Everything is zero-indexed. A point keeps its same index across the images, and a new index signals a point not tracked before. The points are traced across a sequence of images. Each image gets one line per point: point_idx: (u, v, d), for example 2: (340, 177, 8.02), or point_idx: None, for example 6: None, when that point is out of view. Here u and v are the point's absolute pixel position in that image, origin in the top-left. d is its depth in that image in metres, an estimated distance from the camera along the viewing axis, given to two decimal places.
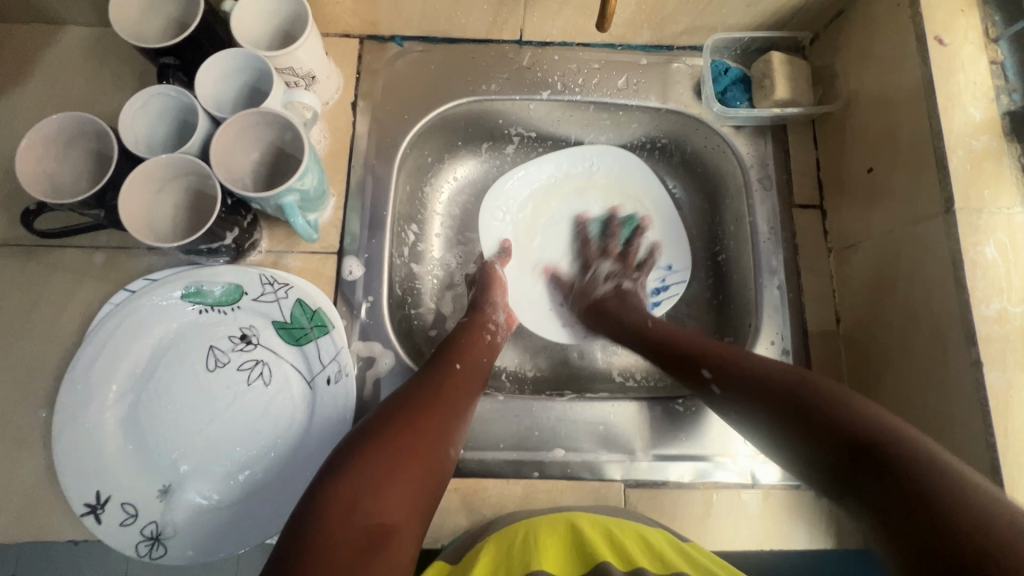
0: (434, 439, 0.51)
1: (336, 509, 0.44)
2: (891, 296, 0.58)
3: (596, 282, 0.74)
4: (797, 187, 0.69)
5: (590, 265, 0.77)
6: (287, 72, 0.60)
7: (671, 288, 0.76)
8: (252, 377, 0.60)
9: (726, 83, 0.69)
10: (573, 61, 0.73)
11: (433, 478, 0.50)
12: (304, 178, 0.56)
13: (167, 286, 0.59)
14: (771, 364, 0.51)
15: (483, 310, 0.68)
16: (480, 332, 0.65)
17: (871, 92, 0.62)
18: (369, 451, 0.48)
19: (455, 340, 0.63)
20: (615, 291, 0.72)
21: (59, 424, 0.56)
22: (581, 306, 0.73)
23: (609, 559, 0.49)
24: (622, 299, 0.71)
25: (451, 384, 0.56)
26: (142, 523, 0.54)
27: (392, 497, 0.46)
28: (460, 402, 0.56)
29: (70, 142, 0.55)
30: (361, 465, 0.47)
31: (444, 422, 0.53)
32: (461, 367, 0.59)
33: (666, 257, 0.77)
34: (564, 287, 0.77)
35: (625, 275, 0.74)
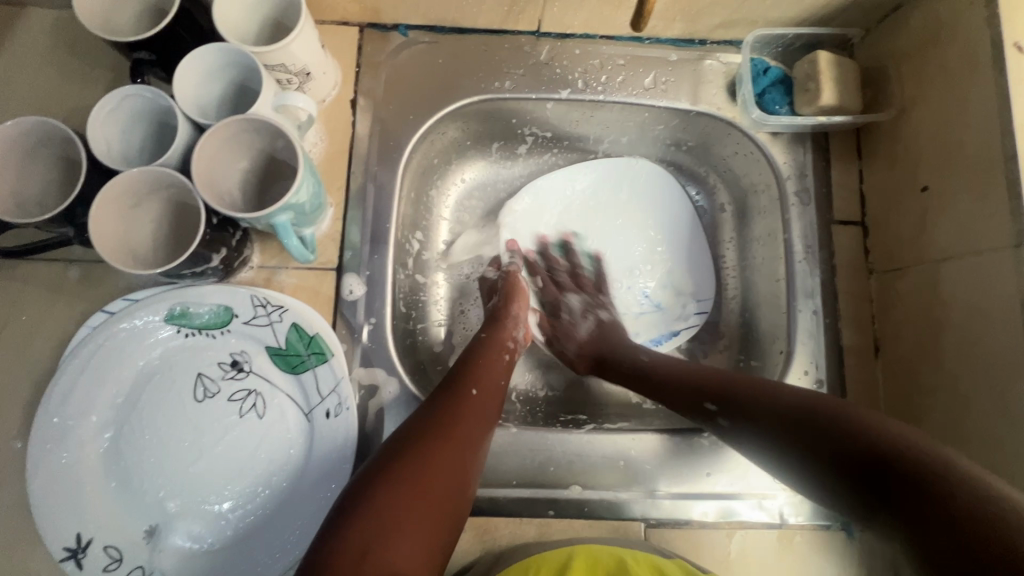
0: (454, 471, 0.45)
1: (347, 554, 0.38)
2: (944, 331, 0.54)
3: (576, 320, 0.68)
4: (838, 201, 0.64)
5: (559, 301, 0.70)
6: (278, 69, 0.54)
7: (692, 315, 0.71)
8: (244, 409, 0.55)
9: (765, 84, 0.63)
10: (596, 55, 0.66)
11: (452, 516, 0.44)
12: (300, 192, 0.50)
13: (149, 308, 0.54)
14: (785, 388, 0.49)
15: (504, 325, 0.61)
16: (499, 351, 0.57)
17: (931, 102, 0.56)
18: (377, 493, 0.41)
19: (473, 359, 0.55)
20: (597, 330, 0.67)
21: (33, 461, 0.51)
22: (570, 353, 0.67)
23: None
24: (607, 336, 0.66)
25: (466, 410, 0.49)
26: (127, 568, 0.50)
27: (409, 539, 0.40)
28: (480, 428, 0.49)
29: (34, 149, 0.49)
30: (377, 502, 0.41)
31: (464, 452, 0.46)
32: (478, 393, 0.51)
33: (686, 283, 0.72)
34: (545, 330, 0.69)
35: (598, 304, 0.70)
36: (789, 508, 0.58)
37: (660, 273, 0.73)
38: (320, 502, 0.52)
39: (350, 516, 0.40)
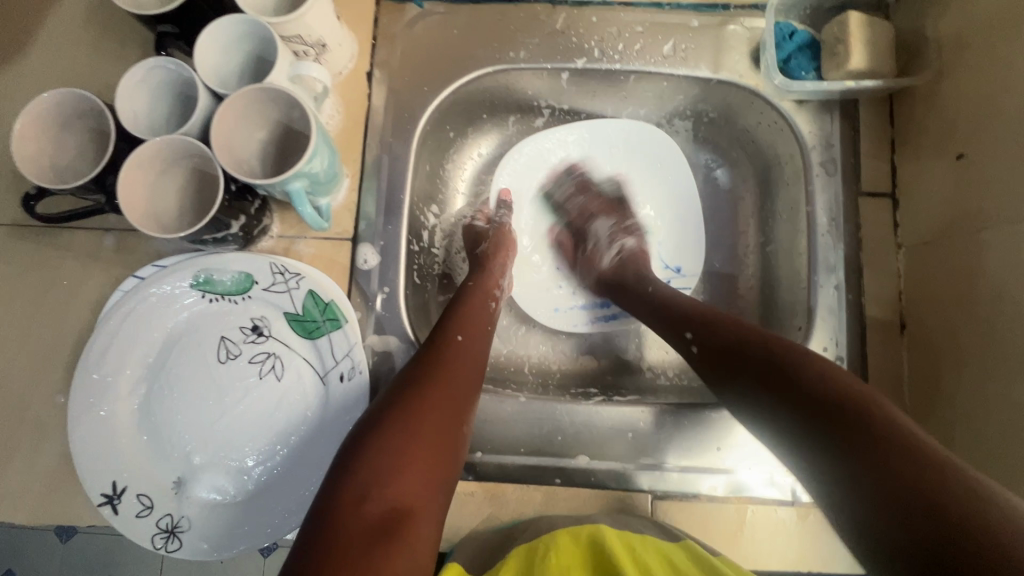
0: (447, 410, 0.46)
1: (345, 498, 0.40)
2: (973, 305, 0.51)
3: (600, 249, 0.68)
4: (866, 171, 0.61)
5: (585, 228, 0.71)
6: (295, 40, 0.55)
7: (675, 291, 0.70)
8: (264, 371, 0.57)
9: (790, 49, 0.60)
10: (614, 23, 0.64)
11: (451, 454, 0.45)
12: (312, 161, 0.51)
13: (176, 274, 0.57)
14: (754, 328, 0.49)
15: (489, 271, 0.62)
16: (484, 297, 0.59)
17: (972, 62, 0.52)
18: (371, 440, 0.43)
19: (457, 308, 0.56)
20: (621, 257, 0.67)
21: (72, 413, 0.55)
22: (588, 281, 0.69)
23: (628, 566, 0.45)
24: (628, 266, 0.66)
25: (452, 357, 0.50)
26: (158, 515, 0.54)
27: (406, 479, 0.42)
28: (469, 370, 0.50)
29: (67, 121, 0.52)
30: (375, 445, 0.42)
31: (457, 393, 0.48)
32: (461, 338, 0.52)
33: (674, 257, 0.71)
34: (567, 253, 0.73)
35: (623, 229, 0.69)
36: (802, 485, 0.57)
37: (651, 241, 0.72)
38: None
39: (347, 464, 0.42)
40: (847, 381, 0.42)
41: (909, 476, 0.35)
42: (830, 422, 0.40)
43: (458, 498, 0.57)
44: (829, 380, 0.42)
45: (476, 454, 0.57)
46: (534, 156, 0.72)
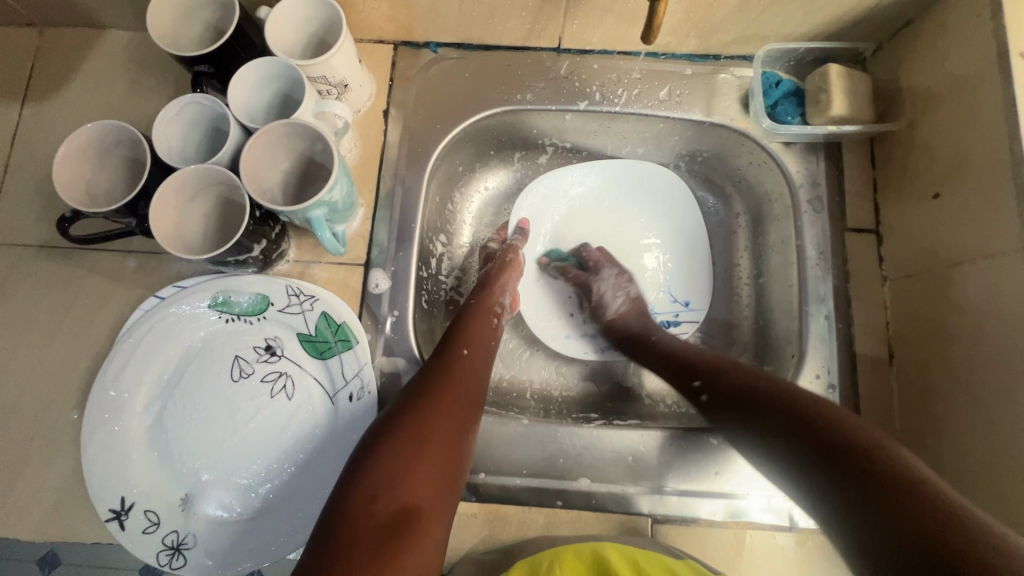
0: (455, 416, 0.49)
1: (359, 494, 0.42)
2: (956, 335, 0.54)
3: (607, 298, 0.71)
4: (851, 209, 0.65)
5: (591, 279, 0.72)
6: (320, 80, 0.59)
7: (682, 323, 0.73)
8: (275, 390, 0.59)
9: (777, 96, 0.65)
10: (613, 70, 0.69)
11: (458, 458, 0.48)
12: (332, 191, 0.54)
13: (196, 295, 0.60)
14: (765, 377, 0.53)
15: (491, 291, 0.65)
16: (486, 314, 0.62)
17: (943, 110, 0.56)
18: (383, 446, 0.45)
19: (464, 324, 0.59)
20: (629, 304, 0.71)
21: (88, 429, 0.57)
22: (605, 326, 0.71)
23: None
24: (637, 317, 0.70)
25: (459, 371, 0.53)
26: (164, 532, 0.54)
27: (417, 481, 0.44)
28: (475, 381, 0.53)
29: (105, 149, 0.56)
30: (389, 447, 0.45)
31: (464, 402, 0.51)
32: (467, 354, 0.55)
33: (681, 291, 0.74)
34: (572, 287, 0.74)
35: (627, 278, 0.73)
36: (799, 511, 0.58)
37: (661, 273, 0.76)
38: None
39: (358, 469, 0.44)
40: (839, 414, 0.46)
41: (898, 504, 0.38)
42: (828, 459, 0.43)
43: (462, 519, 0.57)
44: (822, 415, 0.46)
45: (480, 475, 0.58)
46: (545, 189, 0.77)
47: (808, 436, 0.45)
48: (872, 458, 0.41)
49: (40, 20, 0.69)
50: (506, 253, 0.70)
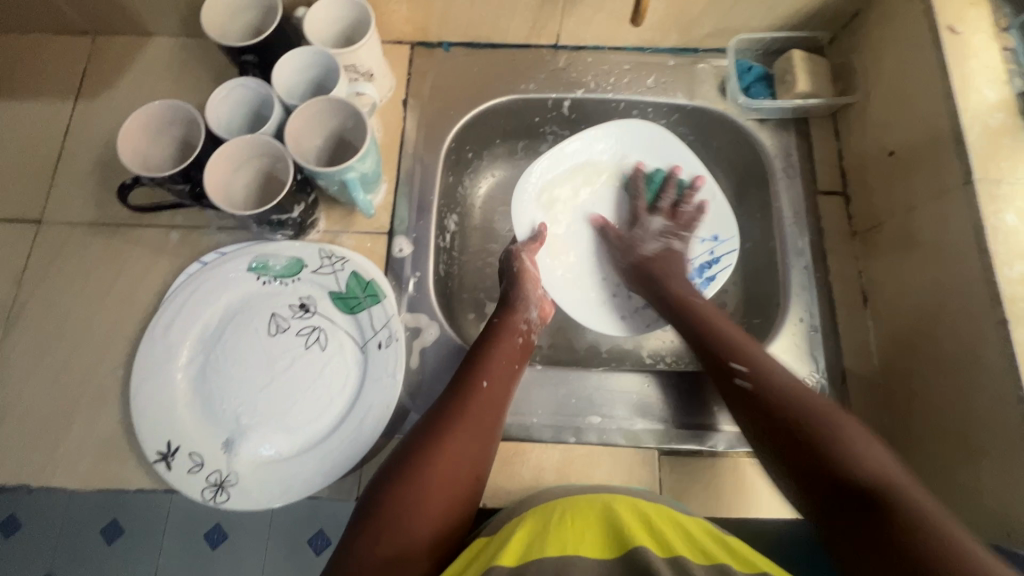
0: (466, 453, 0.54)
1: (366, 535, 0.49)
2: (917, 270, 0.61)
3: (646, 238, 0.76)
4: (821, 175, 0.73)
5: (640, 218, 0.78)
6: (350, 69, 0.68)
7: (723, 258, 0.76)
8: (310, 342, 0.64)
9: (750, 80, 0.74)
10: (606, 63, 0.78)
11: (465, 498, 0.53)
12: (365, 159, 0.62)
13: (236, 259, 0.66)
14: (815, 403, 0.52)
15: (516, 309, 0.68)
16: (512, 336, 0.65)
17: (890, 82, 0.66)
18: (393, 488, 0.51)
19: (487, 351, 0.63)
20: (664, 251, 0.75)
21: (137, 380, 0.61)
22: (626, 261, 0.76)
23: (647, 545, 0.47)
24: (669, 261, 0.74)
25: (475, 404, 0.58)
26: (208, 471, 0.58)
27: (420, 522, 0.50)
28: (492, 414, 0.58)
29: (161, 126, 0.63)
30: (399, 489, 0.51)
31: (479, 441, 0.56)
32: (487, 385, 0.59)
33: (707, 230, 0.77)
34: (612, 237, 0.79)
35: (676, 233, 0.76)
36: None
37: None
38: (372, 421, 0.60)
39: (371, 507, 0.51)
40: (831, 406, 0.52)
41: (916, 549, 0.39)
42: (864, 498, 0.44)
43: None
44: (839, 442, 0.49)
45: None
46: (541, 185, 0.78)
47: (821, 437, 0.49)
48: (891, 493, 0.44)
49: (95, 28, 0.77)
50: (511, 262, 0.72)
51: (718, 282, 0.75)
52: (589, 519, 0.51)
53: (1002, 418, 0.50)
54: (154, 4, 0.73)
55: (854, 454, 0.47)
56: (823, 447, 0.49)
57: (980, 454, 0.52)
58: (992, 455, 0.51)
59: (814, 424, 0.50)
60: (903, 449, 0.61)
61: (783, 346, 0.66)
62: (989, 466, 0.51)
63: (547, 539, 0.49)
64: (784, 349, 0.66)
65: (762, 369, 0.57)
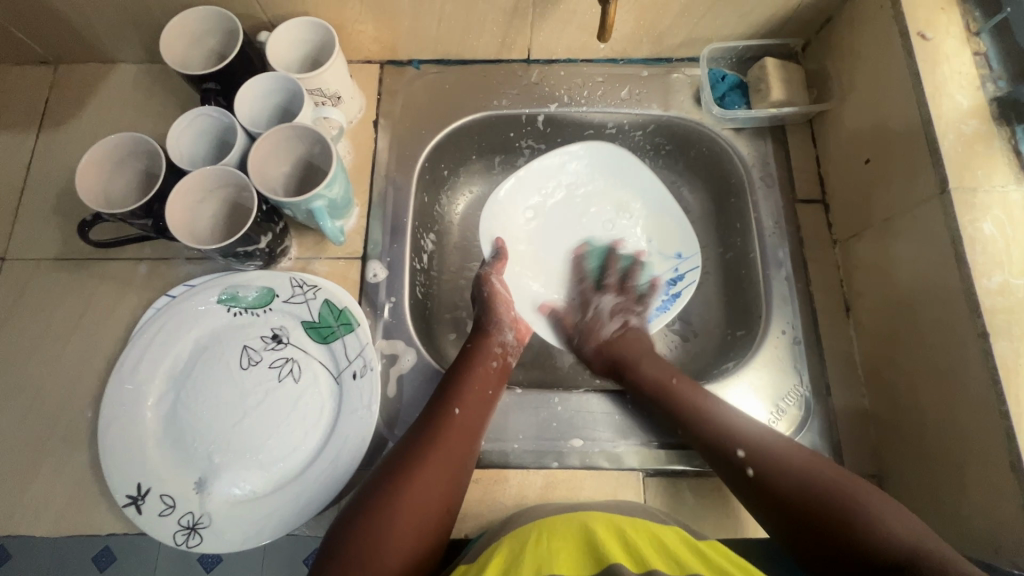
0: (438, 483, 0.54)
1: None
2: (897, 278, 0.60)
3: (601, 320, 0.73)
4: (799, 183, 0.72)
5: (591, 300, 0.77)
6: (316, 92, 0.66)
7: (687, 274, 0.77)
8: (282, 375, 0.63)
9: (724, 89, 0.73)
10: (579, 76, 0.77)
11: (438, 527, 0.52)
12: (332, 186, 0.60)
13: (205, 291, 0.64)
14: (814, 470, 0.52)
15: (490, 333, 0.67)
16: (486, 360, 0.64)
17: (863, 89, 0.65)
18: (362, 522, 0.50)
19: (462, 376, 0.62)
20: (623, 330, 0.71)
21: (105, 421, 0.60)
22: (587, 350, 0.72)
23: (621, 561, 0.46)
24: (628, 340, 0.70)
25: (450, 432, 0.57)
26: (180, 513, 0.57)
27: (388, 556, 0.49)
28: (467, 441, 0.57)
29: (121, 159, 0.61)
30: (369, 524, 0.50)
31: (453, 467, 0.55)
32: (461, 412, 0.58)
33: (670, 247, 0.78)
34: (567, 328, 0.76)
35: (629, 309, 0.75)
36: None
37: (645, 244, 0.80)
38: (348, 454, 0.59)
39: (339, 543, 0.49)
40: (822, 472, 0.51)
41: None
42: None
43: None
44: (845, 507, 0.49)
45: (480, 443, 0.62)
46: (506, 203, 0.79)
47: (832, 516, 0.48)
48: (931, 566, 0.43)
49: (55, 58, 0.76)
50: (481, 287, 0.72)
51: (684, 299, 0.75)
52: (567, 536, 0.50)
53: (985, 432, 0.49)
54: (114, 32, 0.71)
55: (879, 524, 0.47)
56: (770, 474, 0.53)
57: (967, 469, 0.51)
58: (977, 469, 0.50)
59: (818, 492, 0.50)
60: (890, 462, 0.59)
61: (766, 360, 0.65)
62: (975, 481, 0.50)
63: (525, 560, 0.47)
64: (768, 363, 0.65)
65: (756, 450, 0.54)
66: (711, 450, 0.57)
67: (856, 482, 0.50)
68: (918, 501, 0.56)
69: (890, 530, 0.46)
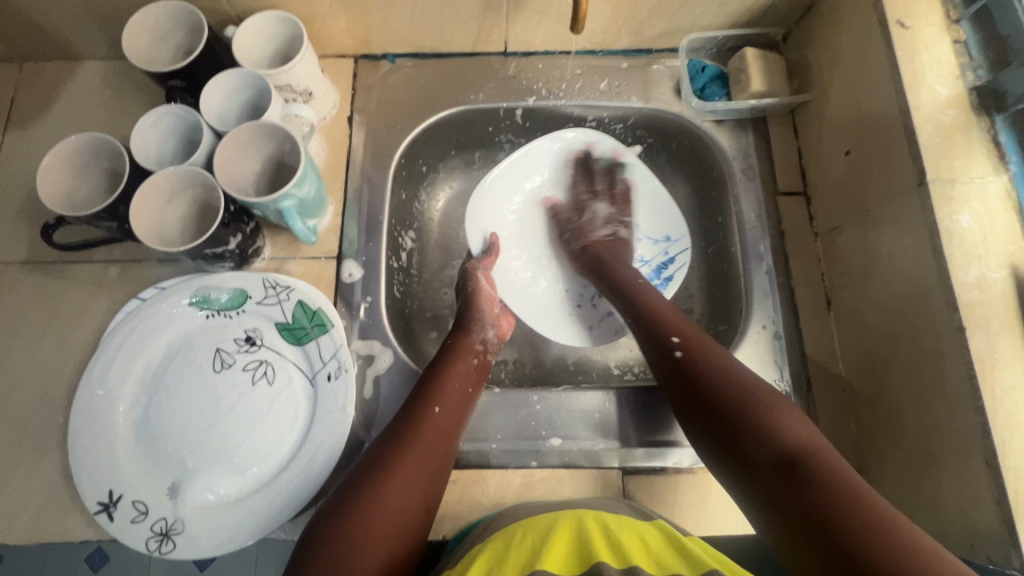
0: (415, 485, 0.53)
1: None
2: (876, 271, 0.59)
3: (595, 224, 0.76)
4: (780, 175, 0.71)
5: (585, 206, 0.77)
6: (285, 89, 0.65)
7: (678, 257, 0.76)
8: (256, 378, 0.62)
9: (704, 80, 0.72)
10: (557, 68, 0.76)
11: (414, 529, 0.52)
12: (301, 185, 0.59)
13: (177, 294, 0.63)
14: (759, 386, 0.51)
15: (471, 329, 0.66)
16: (467, 358, 0.63)
17: (843, 79, 0.64)
18: (333, 528, 0.49)
19: (438, 375, 0.60)
20: (613, 237, 0.75)
21: (76, 427, 0.59)
22: (577, 245, 0.76)
23: (605, 559, 0.45)
24: (617, 246, 0.74)
25: (426, 432, 0.56)
26: (152, 520, 0.56)
27: (365, 560, 0.47)
28: (445, 441, 0.56)
29: (85, 160, 0.60)
30: (341, 528, 0.49)
31: (429, 468, 0.54)
32: (438, 412, 0.57)
33: (658, 231, 0.77)
34: (558, 219, 0.79)
35: (620, 219, 0.77)
36: None
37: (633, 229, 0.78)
38: (323, 458, 0.58)
39: (311, 549, 0.48)
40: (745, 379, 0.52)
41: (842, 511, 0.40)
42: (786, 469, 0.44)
43: None
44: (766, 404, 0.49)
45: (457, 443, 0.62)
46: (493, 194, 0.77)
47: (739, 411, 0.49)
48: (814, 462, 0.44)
49: (20, 56, 0.74)
50: (466, 281, 0.71)
51: (676, 281, 0.74)
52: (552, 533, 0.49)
53: (962, 428, 0.49)
54: (78, 29, 0.69)
55: (785, 425, 0.47)
56: (699, 372, 0.54)
57: (944, 464, 0.51)
58: (954, 463, 0.50)
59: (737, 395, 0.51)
60: (870, 456, 0.59)
61: (747, 355, 0.64)
62: (951, 476, 0.50)
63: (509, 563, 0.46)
64: (748, 358, 0.64)
65: (704, 359, 0.55)
66: (656, 343, 0.58)
67: (772, 393, 0.51)
68: (896, 497, 0.56)
69: (853, 487, 0.42)
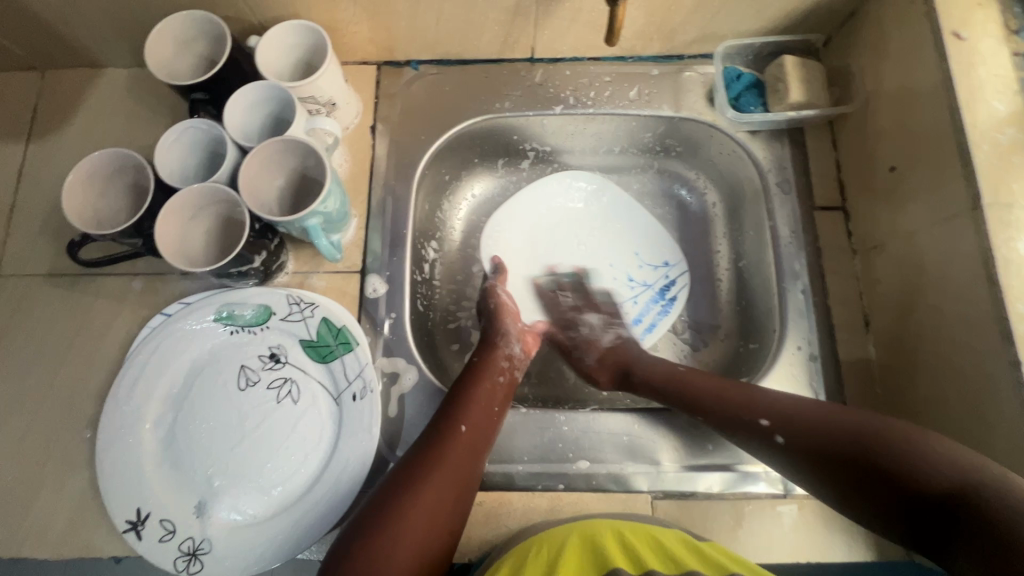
0: (444, 503, 0.52)
1: None
2: (922, 294, 0.57)
3: (596, 333, 0.70)
4: (817, 189, 0.68)
5: (575, 318, 0.72)
6: (309, 100, 0.63)
7: (679, 278, 0.77)
8: (281, 396, 0.61)
9: (739, 89, 0.69)
10: (585, 75, 0.73)
11: (442, 546, 0.51)
12: (327, 201, 0.58)
13: (200, 310, 0.62)
14: (857, 416, 0.48)
15: (498, 345, 0.65)
16: (494, 373, 0.62)
17: (890, 90, 0.61)
18: (358, 544, 0.48)
19: (466, 392, 0.60)
20: (619, 342, 0.68)
21: (103, 445, 0.59)
22: (590, 360, 0.67)
23: (621, 565, 0.46)
24: (629, 350, 0.67)
25: (455, 449, 0.55)
26: (180, 539, 0.56)
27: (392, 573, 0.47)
28: (473, 458, 0.55)
29: (108, 175, 0.59)
30: (367, 544, 0.48)
31: (458, 486, 0.53)
32: (466, 429, 0.56)
33: (656, 257, 0.78)
34: (561, 343, 0.70)
35: (615, 321, 0.72)
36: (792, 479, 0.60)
37: (633, 254, 0.78)
38: (349, 478, 0.58)
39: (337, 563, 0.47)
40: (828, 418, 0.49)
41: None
42: (949, 511, 0.40)
43: None
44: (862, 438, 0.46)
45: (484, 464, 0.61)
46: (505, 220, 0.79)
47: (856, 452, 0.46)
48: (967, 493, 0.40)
49: (42, 63, 0.73)
50: (488, 299, 0.71)
51: (681, 302, 0.75)
52: (564, 550, 0.48)
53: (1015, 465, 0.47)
54: (99, 37, 0.68)
55: (915, 456, 0.43)
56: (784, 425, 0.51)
57: None
58: None
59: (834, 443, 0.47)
60: None
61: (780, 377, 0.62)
62: None
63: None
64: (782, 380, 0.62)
65: (782, 414, 0.52)
66: (783, 438, 0.50)
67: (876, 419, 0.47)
68: None
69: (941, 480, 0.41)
